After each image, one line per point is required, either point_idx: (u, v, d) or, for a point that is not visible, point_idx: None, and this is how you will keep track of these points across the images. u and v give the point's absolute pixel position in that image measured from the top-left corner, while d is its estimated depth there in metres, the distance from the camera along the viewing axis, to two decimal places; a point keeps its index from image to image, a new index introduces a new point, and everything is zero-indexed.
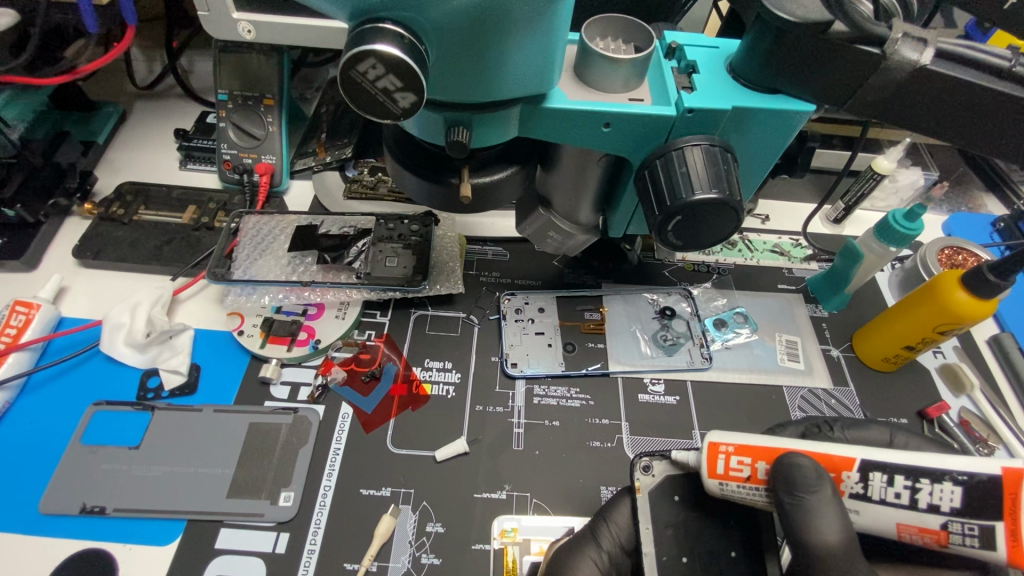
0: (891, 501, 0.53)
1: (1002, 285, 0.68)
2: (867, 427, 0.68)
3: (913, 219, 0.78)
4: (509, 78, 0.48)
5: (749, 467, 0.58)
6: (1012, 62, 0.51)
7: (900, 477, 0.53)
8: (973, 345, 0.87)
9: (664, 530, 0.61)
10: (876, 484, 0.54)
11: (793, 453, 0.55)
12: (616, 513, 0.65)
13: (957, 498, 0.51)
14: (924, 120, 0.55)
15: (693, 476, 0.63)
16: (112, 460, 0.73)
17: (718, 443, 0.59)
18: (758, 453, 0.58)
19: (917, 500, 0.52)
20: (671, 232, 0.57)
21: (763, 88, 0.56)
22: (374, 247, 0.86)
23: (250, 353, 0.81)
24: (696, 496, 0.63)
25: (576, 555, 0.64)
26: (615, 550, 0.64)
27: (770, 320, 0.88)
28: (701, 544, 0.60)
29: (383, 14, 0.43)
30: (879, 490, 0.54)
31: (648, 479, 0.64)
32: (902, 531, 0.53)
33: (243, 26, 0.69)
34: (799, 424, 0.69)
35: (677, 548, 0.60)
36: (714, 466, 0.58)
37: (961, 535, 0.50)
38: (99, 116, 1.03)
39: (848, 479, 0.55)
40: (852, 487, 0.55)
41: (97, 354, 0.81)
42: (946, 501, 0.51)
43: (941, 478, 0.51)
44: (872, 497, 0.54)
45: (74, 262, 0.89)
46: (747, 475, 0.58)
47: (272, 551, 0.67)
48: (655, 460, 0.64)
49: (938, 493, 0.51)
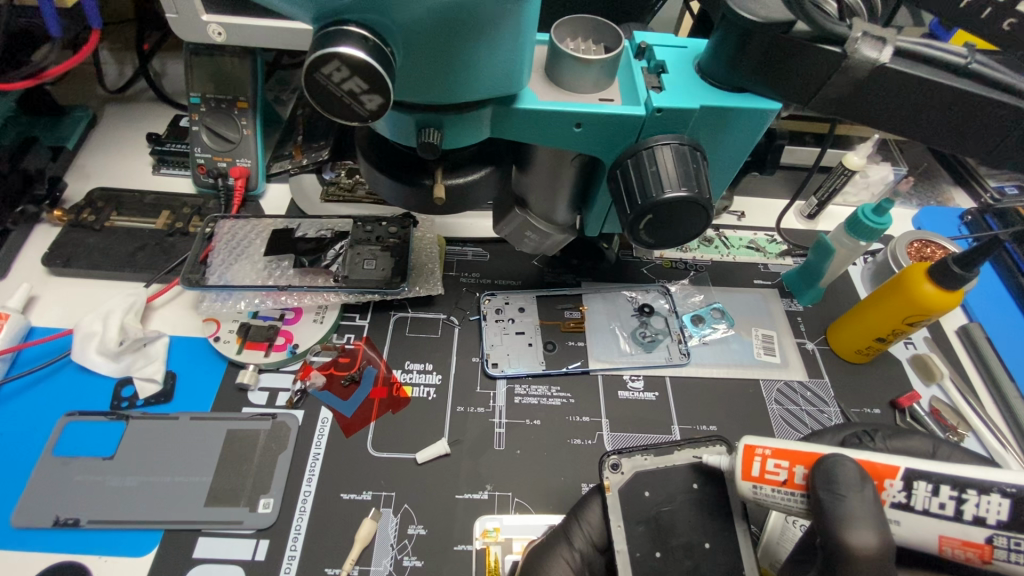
0: (936, 512, 0.52)
1: (967, 276, 0.70)
2: (909, 436, 0.69)
3: (882, 214, 0.81)
4: (478, 80, 0.49)
5: (786, 470, 0.58)
6: (968, 60, 0.52)
7: (946, 487, 0.52)
8: (943, 335, 0.89)
9: (637, 526, 0.62)
10: (920, 493, 0.53)
11: (836, 454, 0.55)
12: (589, 512, 0.66)
13: (1005, 511, 0.50)
14: (885, 118, 0.56)
15: (667, 470, 0.65)
16: (85, 471, 0.71)
17: (754, 445, 0.58)
18: (798, 457, 0.58)
19: (963, 512, 0.51)
20: (643, 231, 0.58)
21: (730, 86, 0.57)
22: (351, 250, 0.85)
23: (226, 359, 0.80)
24: (668, 491, 0.64)
25: (548, 555, 0.64)
26: (587, 548, 0.64)
27: (747, 316, 0.89)
28: (675, 538, 0.62)
29: (349, 15, 0.43)
30: (923, 500, 0.53)
31: (617, 477, 0.65)
32: (944, 544, 0.52)
33: (212, 28, 0.68)
34: (839, 432, 0.70)
35: (650, 543, 0.62)
36: (750, 468, 0.58)
37: (1006, 549, 0.49)
38: (68, 121, 1.01)
39: (890, 488, 0.54)
40: (894, 495, 0.54)
41: (69, 364, 0.79)
42: (993, 513, 0.50)
43: (989, 489, 0.51)
44: (916, 506, 0.53)
45: (43, 270, 0.87)
46: (783, 479, 0.58)
47: (252, 559, 0.67)
48: (624, 459, 0.65)
49: (985, 505, 0.50)
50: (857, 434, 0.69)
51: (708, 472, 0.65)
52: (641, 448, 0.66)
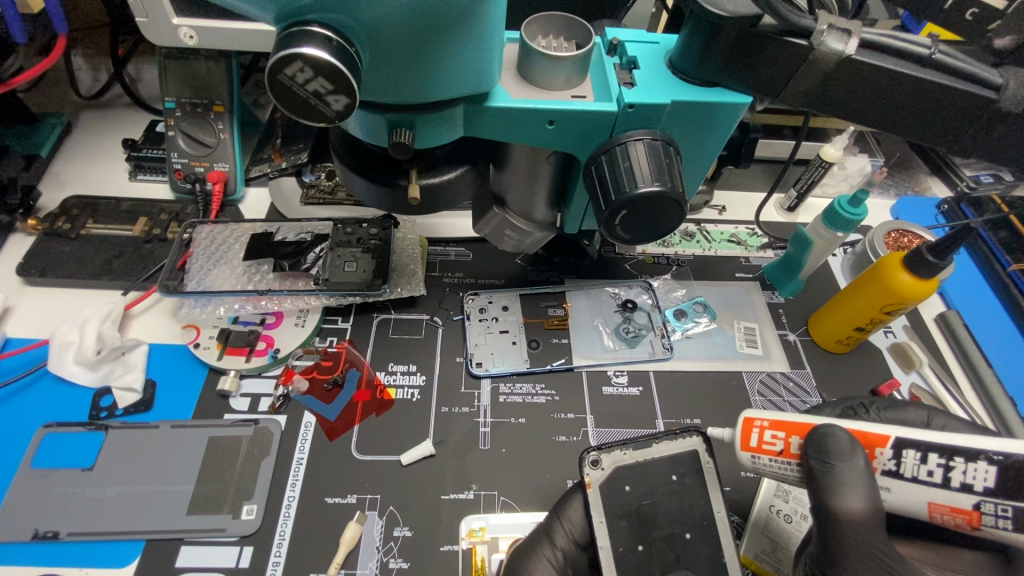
0: (924, 479, 0.53)
1: (941, 264, 0.71)
2: (903, 408, 0.69)
3: (857, 204, 0.81)
4: (448, 78, 0.48)
5: (782, 441, 0.59)
6: (931, 50, 0.53)
7: (934, 454, 0.53)
8: (922, 323, 0.90)
9: (618, 521, 0.63)
10: (909, 461, 0.54)
11: (829, 424, 0.56)
12: (570, 510, 0.66)
13: (991, 478, 0.50)
14: (858, 110, 0.57)
15: (648, 462, 0.65)
16: (64, 483, 0.70)
17: (752, 417, 0.60)
18: (792, 428, 0.59)
19: (950, 479, 0.52)
20: (619, 226, 0.58)
21: (701, 81, 0.57)
22: (332, 253, 0.85)
23: (207, 366, 0.80)
24: (649, 484, 0.64)
25: (531, 556, 0.64)
26: (569, 546, 0.65)
27: (728, 309, 0.90)
28: (656, 530, 0.62)
29: (312, 16, 0.42)
30: (912, 468, 0.54)
31: (598, 473, 0.65)
32: (934, 510, 0.53)
33: (183, 32, 0.60)
34: (836, 406, 0.70)
35: (632, 537, 0.62)
36: (747, 439, 0.60)
37: (994, 516, 0.49)
38: (42, 129, 1.00)
39: (881, 456, 0.56)
40: (885, 463, 0.55)
41: (46, 374, 0.78)
42: (980, 480, 0.50)
43: (975, 457, 0.51)
44: (904, 474, 0.54)
45: (19, 281, 0.85)
46: (780, 449, 0.59)
47: (235, 566, 0.66)
48: (603, 454, 0.65)
49: (971, 472, 0.51)
50: (852, 407, 0.69)
51: (687, 462, 0.65)
52: (621, 442, 0.66)
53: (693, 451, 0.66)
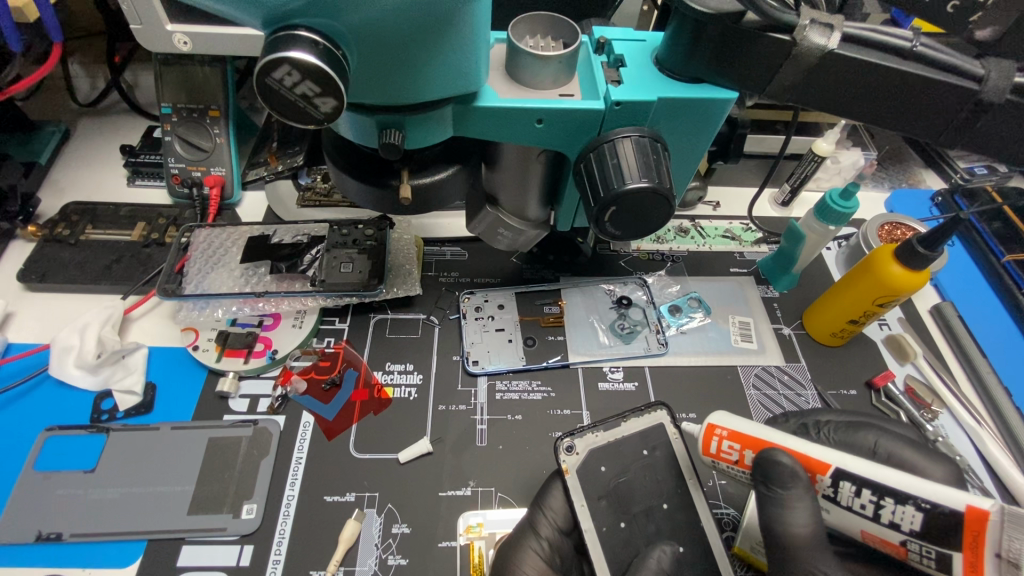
0: (857, 511, 0.54)
1: (931, 256, 0.71)
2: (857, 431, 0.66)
3: (849, 197, 0.81)
4: (436, 80, 0.49)
5: (737, 452, 0.61)
6: (913, 43, 0.53)
7: (867, 491, 0.53)
8: (917, 315, 0.91)
9: (598, 502, 0.65)
10: (845, 492, 0.54)
11: (774, 449, 0.56)
12: (552, 499, 0.67)
13: (918, 522, 0.50)
14: (841, 104, 0.58)
15: (618, 444, 0.67)
16: (67, 485, 0.71)
17: (714, 425, 0.62)
18: (748, 441, 0.60)
19: (881, 515, 0.53)
20: (608, 223, 0.58)
21: (687, 77, 0.57)
22: (327, 254, 0.86)
23: (206, 368, 0.80)
24: (623, 464, 0.67)
25: (518, 548, 0.65)
26: (553, 534, 0.66)
27: (724, 304, 0.90)
28: (635, 506, 0.65)
29: (298, 20, 0.43)
30: (847, 498, 0.54)
31: (573, 459, 0.67)
32: (866, 536, 0.55)
33: (177, 37, 0.54)
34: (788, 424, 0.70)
35: (614, 516, 0.64)
36: (707, 445, 0.62)
37: (919, 553, 0.51)
38: (40, 136, 1.01)
39: (821, 482, 0.56)
40: (824, 488, 0.56)
41: (47, 379, 0.79)
42: (907, 522, 0.51)
43: (905, 501, 0.51)
44: (841, 502, 0.55)
45: (20, 287, 0.86)
46: (735, 459, 0.61)
47: (236, 564, 0.67)
48: (577, 440, 0.67)
49: (900, 514, 0.51)
50: (805, 424, 0.69)
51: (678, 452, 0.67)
52: (592, 426, 0.68)
53: (660, 425, 0.69)
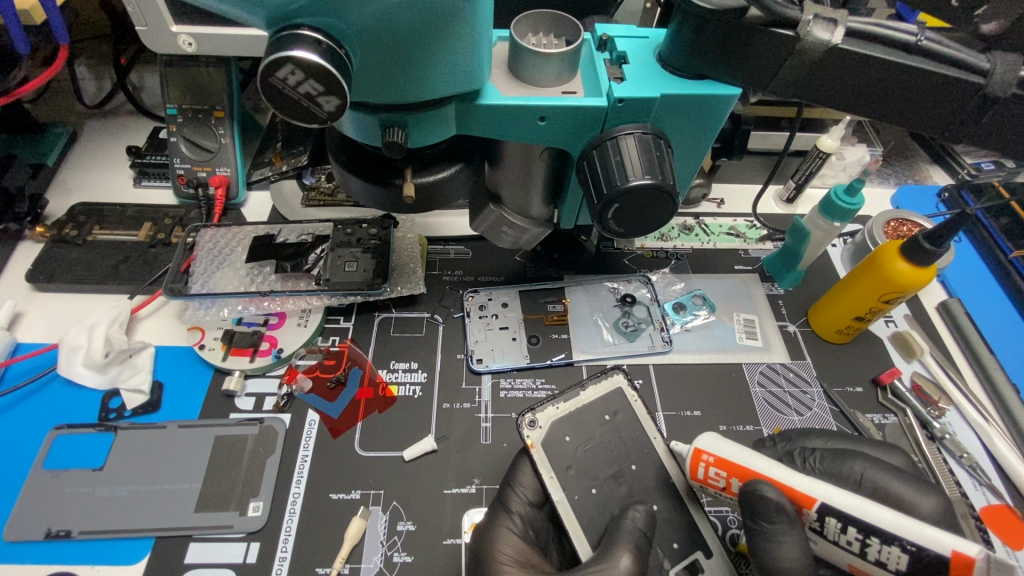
0: (843, 546, 0.54)
1: (938, 252, 0.70)
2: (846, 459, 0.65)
3: (854, 193, 0.80)
4: (440, 80, 0.49)
5: (724, 480, 0.60)
6: (918, 37, 0.53)
7: (853, 528, 0.53)
8: (923, 313, 0.90)
9: (565, 471, 0.65)
10: (831, 527, 0.54)
11: (759, 483, 0.56)
12: (521, 476, 0.68)
13: (904, 562, 0.50)
14: (845, 101, 0.58)
15: (586, 417, 0.68)
16: (76, 483, 0.72)
17: (701, 450, 0.61)
18: (733, 470, 0.59)
19: (867, 552, 0.52)
20: (612, 220, 0.58)
21: (690, 74, 0.57)
22: (332, 253, 0.87)
23: (212, 366, 0.81)
24: (586, 432, 0.67)
25: (491, 531, 0.65)
26: (526, 509, 0.67)
27: (727, 301, 0.90)
28: (602, 470, 0.65)
29: (302, 19, 0.43)
30: (833, 533, 0.54)
31: (537, 433, 0.67)
32: (854, 569, 0.55)
33: (182, 39, 0.54)
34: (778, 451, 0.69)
35: (585, 483, 0.65)
36: (694, 471, 0.62)
37: None
38: (48, 139, 1.02)
39: (808, 516, 0.56)
40: (811, 522, 0.56)
41: (55, 378, 0.80)
42: (893, 562, 0.51)
43: (891, 541, 0.51)
44: (828, 536, 0.55)
45: (29, 287, 0.87)
46: (722, 486, 0.61)
47: (243, 562, 0.68)
48: (538, 414, 0.68)
49: (886, 553, 0.51)
50: (789, 454, 0.67)
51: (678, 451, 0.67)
52: (551, 399, 0.69)
53: (617, 388, 0.70)
